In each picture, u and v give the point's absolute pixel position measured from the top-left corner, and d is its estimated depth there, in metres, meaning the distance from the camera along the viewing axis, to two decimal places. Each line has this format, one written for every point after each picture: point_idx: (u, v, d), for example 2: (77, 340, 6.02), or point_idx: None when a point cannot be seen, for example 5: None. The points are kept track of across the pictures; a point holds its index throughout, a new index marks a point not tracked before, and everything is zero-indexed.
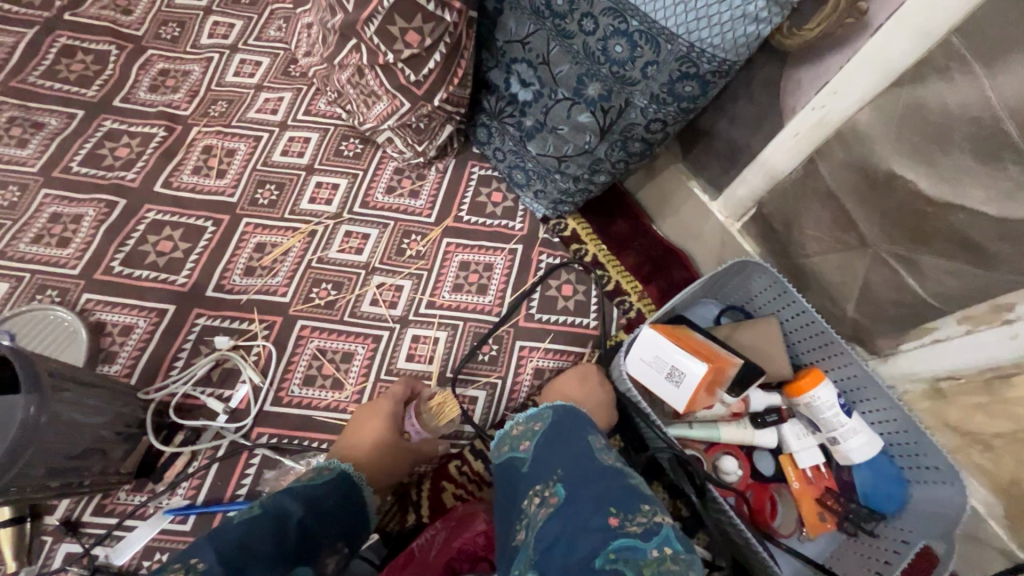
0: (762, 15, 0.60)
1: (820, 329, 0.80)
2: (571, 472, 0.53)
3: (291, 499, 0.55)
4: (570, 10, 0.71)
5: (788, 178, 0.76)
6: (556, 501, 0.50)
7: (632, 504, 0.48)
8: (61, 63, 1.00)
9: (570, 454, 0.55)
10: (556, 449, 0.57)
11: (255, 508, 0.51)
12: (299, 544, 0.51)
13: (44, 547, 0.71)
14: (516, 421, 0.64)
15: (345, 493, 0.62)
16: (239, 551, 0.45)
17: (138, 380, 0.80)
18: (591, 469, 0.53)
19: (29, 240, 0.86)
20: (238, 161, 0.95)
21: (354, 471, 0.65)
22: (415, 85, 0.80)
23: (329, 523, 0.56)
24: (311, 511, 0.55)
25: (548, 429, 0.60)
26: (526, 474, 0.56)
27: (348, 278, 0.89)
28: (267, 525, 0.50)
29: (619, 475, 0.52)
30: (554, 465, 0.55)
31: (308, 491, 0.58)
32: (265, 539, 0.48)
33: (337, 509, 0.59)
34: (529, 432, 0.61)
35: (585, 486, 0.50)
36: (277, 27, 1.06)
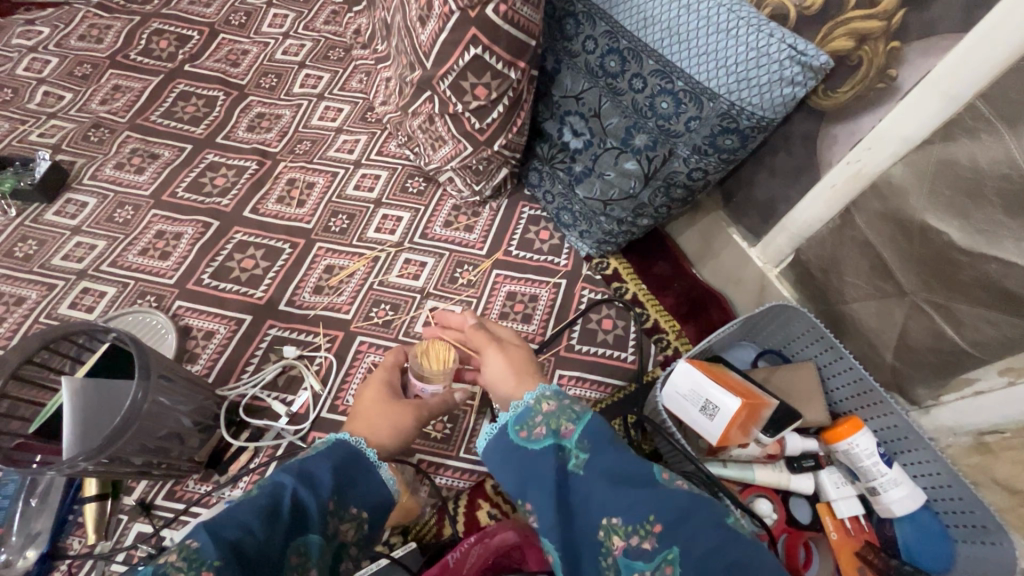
0: (797, 78, 0.66)
1: (858, 376, 0.81)
2: (670, 511, 0.46)
3: (289, 475, 0.52)
4: (622, 70, 0.80)
5: (825, 227, 0.80)
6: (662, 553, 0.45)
7: (632, 511, 0.47)
8: (178, 105, 1.17)
9: (645, 480, 0.49)
10: (622, 457, 0.50)
11: (252, 488, 0.50)
12: (297, 519, 0.50)
13: (120, 524, 0.78)
14: (539, 396, 0.56)
15: (350, 457, 0.58)
16: (236, 534, 0.46)
17: (214, 379, 0.89)
18: (681, 499, 0.47)
19: (137, 252, 0.99)
20: (316, 193, 1.07)
21: (351, 438, 0.61)
22: (478, 131, 0.90)
23: (334, 492, 0.54)
24: (310, 483, 0.53)
25: (588, 426, 0.52)
26: (589, 490, 0.49)
27: (404, 301, 0.97)
28: (260, 503, 0.49)
29: (702, 504, 0.47)
30: (637, 496, 0.47)
31: (304, 464, 0.55)
32: (259, 521, 0.47)
33: (343, 477, 0.56)
34: (567, 413, 0.54)
35: (691, 533, 0.45)
36: (359, 80, 1.21)
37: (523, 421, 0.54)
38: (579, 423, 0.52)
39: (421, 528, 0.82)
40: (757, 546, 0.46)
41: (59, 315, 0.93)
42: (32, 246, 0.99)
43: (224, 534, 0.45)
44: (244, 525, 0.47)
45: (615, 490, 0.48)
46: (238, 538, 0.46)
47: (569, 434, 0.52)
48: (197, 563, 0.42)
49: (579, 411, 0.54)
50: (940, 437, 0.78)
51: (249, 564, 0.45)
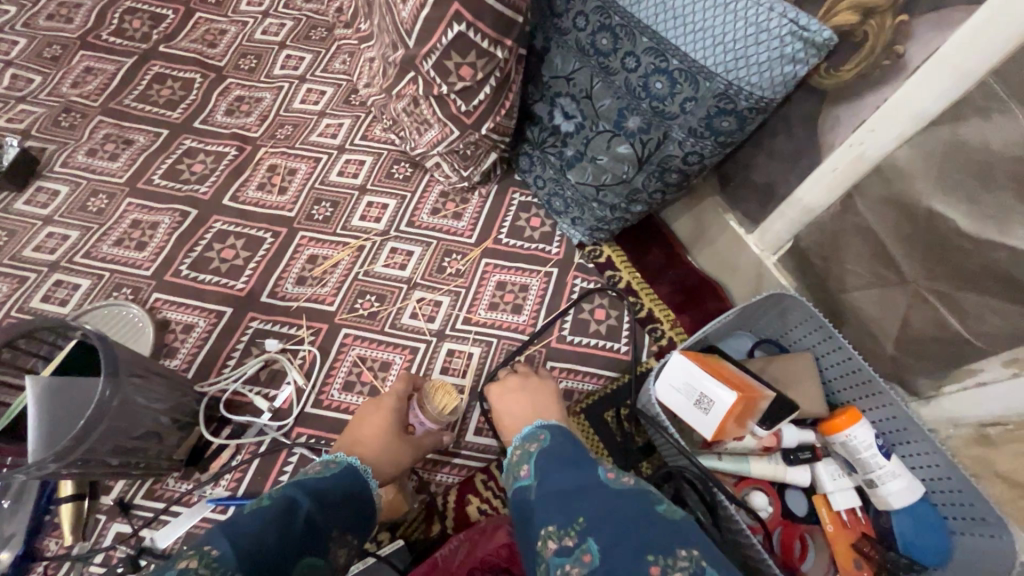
0: (798, 56, 0.63)
1: (857, 366, 0.79)
2: (592, 506, 0.50)
3: (300, 491, 0.53)
4: (614, 49, 0.76)
5: (826, 213, 0.77)
6: (580, 546, 0.47)
7: (565, 515, 0.50)
8: (153, 88, 1.12)
9: (588, 484, 0.53)
10: (564, 472, 0.55)
11: (263, 499, 0.50)
12: (308, 538, 0.49)
13: (98, 525, 0.76)
14: (514, 445, 0.64)
15: (353, 486, 0.60)
16: (254, 542, 0.45)
17: (194, 374, 0.86)
18: (611, 497, 0.51)
19: (111, 243, 0.95)
20: (299, 179, 1.03)
21: (359, 463, 0.63)
22: (465, 115, 0.86)
23: (336, 518, 0.55)
24: (319, 504, 0.53)
25: (547, 451, 0.59)
26: (537, 504, 0.54)
27: (390, 291, 0.94)
28: (276, 515, 0.48)
29: (627, 499, 0.51)
30: (573, 497, 0.52)
31: (313, 485, 0.56)
32: (274, 532, 0.47)
33: (347, 504, 0.57)
34: (529, 451, 0.61)
35: (609, 519, 0.48)
36: (342, 61, 1.16)
37: (506, 471, 0.63)
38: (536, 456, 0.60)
39: (409, 525, 0.80)
40: (675, 527, 0.47)
41: (31, 309, 0.89)
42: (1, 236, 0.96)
43: (242, 542, 0.44)
44: (260, 535, 0.46)
45: (554, 500, 0.52)
46: (256, 547, 0.44)
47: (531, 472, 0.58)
48: (219, 571, 0.41)
49: (539, 447, 0.61)
50: (940, 429, 0.77)
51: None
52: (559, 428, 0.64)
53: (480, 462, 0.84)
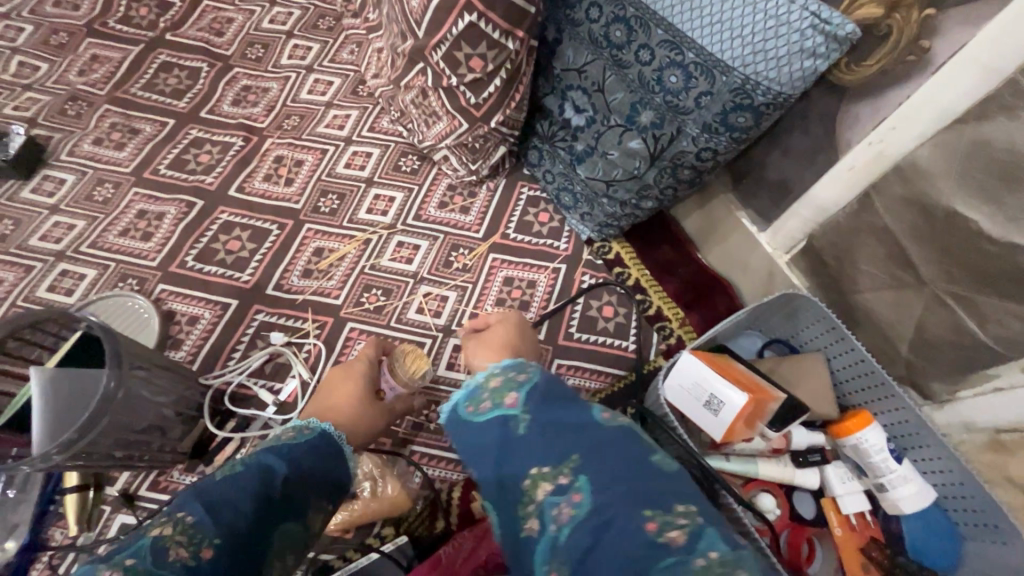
0: (819, 50, 0.61)
1: (869, 368, 0.78)
2: (586, 448, 0.44)
3: (274, 457, 0.52)
4: (628, 42, 0.75)
5: (842, 212, 0.75)
6: (572, 485, 0.42)
7: (552, 456, 0.44)
8: (159, 77, 1.11)
9: (582, 422, 0.46)
10: (551, 408, 0.48)
11: (238, 466, 0.49)
12: (283, 503, 0.49)
13: (103, 516, 0.76)
14: (491, 371, 0.53)
15: (329, 451, 0.59)
16: (228, 511, 0.45)
17: (199, 366, 0.86)
18: (612, 439, 0.45)
19: (117, 233, 0.95)
20: (305, 170, 1.02)
21: (333, 429, 0.62)
22: (474, 107, 0.85)
23: (311, 483, 0.54)
24: (293, 469, 0.53)
25: (536, 390, 0.49)
26: (521, 443, 0.45)
27: (396, 285, 0.93)
28: (250, 482, 0.48)
29: (626, 442, 0.45)
30: (567, 434, 0.45)
31: (290, 449, 0.55)
32: (248, 501, 0.47)
33: (324, 467, 0.56)
34: (511, 384, 0.50)
35: (606, 463, 0.43)
36: (350, 51, 1.15)
37: (471, 396, 0.51)
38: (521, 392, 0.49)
39: (412, 521, 0.80)
40: (675, 480, 0.43)
41: (37, 299, 0.89)
42: (8, 225, 0.95)
43: (219, 511, 0.45)
44: (235, 503, 0.46)
45: (544, 436, 0.45)
46: (231, 515, 0.45)
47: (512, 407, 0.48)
48: (195, 537, 0.42)
49: (523, 384, 0.50)
50: (952, 433, 0.75)
51: (246, 542, 0.44)
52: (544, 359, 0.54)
53: None
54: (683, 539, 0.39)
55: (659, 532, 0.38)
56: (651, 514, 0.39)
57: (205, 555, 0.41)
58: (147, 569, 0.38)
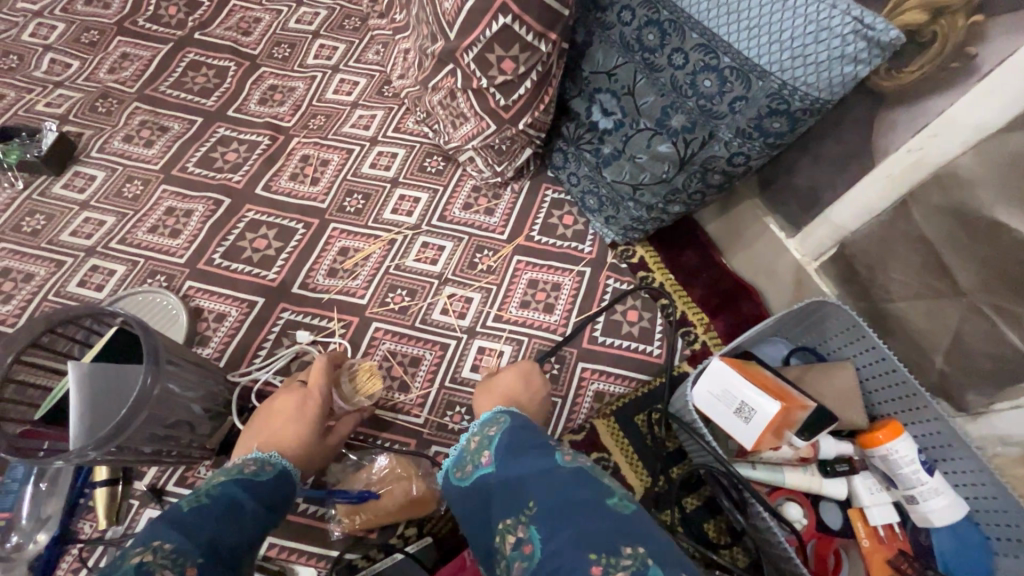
0: (861, 56, 0.60)
1: (901, 379, 0.77)
2: (541, 494, 0.49)
3: (238, 490, 0.54)
4: (661, 45, 0.74)
5: (876, 220, 0.74)
6: (526, 535, 0.47)
7: (517, 506, 0.50)
8: (188, 75, 1.12)
9: (544, 471, 0.52)
10: (516, 460, 0.54)
11: (203, 498, 0.51)
12: (249, 534, 0.51)
13: (131, 510, 0.76)
14: (472, 431, 0.63)
15: (286, 486, 0.61)
16: (203, 539, 0.46)
17: (226, 363, 0.86)
18: (564, 489, 0.49)
19: (146, 229, 0.96)
20: (331, 170, 1.03)
21: (291, 466, 0.64)
22: (503, 109, 0.85)
23: (270, 516, 0.56)
24: (254, 502, 0.54)
25: (505, 438, 0.58)
26: (495, 492, 0.53)
27: (421, 286, 0.93)
28: (218, 513, 0.50)
29: (579, 485, 0.50)
30: (526, 485, 0.51)
31: (250, 482, 0.57)
32: (215, 531, 0.48)
33: (280, 502, 0.59)
34: (485, 441, 0.59)
35: (554, 511, 0.47)
36: (376, 51, 1.15)
37: (459, 462, 0.60)
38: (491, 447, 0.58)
39: (436, 523, 0.79)
40: (617, 520, 0.46)
41: (68, 294, 0.90)
42: (40, 220, 0.96)
43: (195, 537, 0.46)
44: (210, 529, 0.47)
45: (507, 485, 0.52)
46: (207, 540, 0.46)
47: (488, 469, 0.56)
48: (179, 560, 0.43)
49: (493, 437, 0.59)
50: (986, 446, 0.73)
51: (224, 563, 0.46)
52: (520, 416, 0.64)
53: None
54: None
55: (601, 574, 0.40)
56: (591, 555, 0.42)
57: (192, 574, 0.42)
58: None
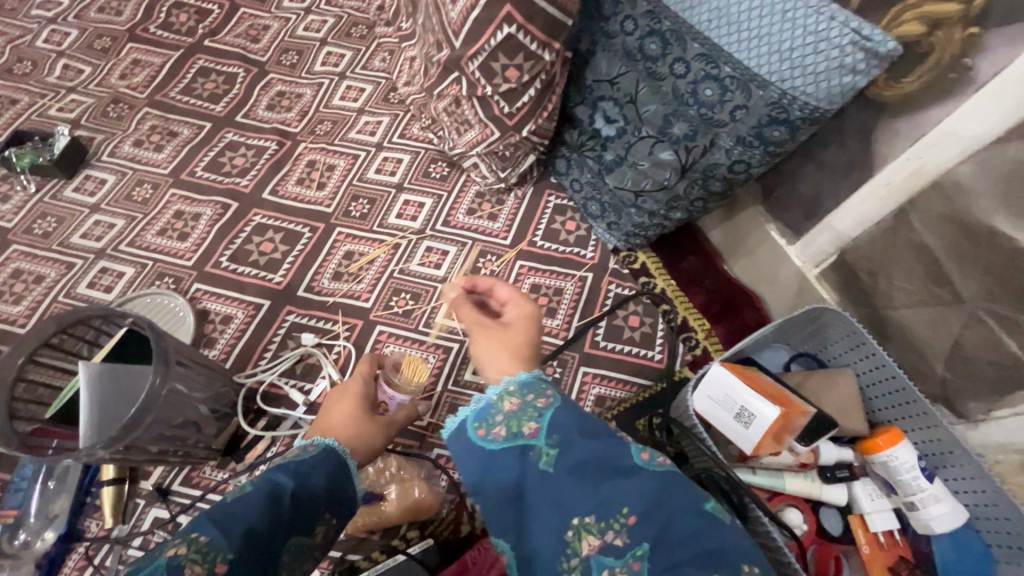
0: (859, 66, 0.61)
1: (900, 385, 0.77)
2: (640, 499, 0.43)
3: (284, 474, 0.54)
4: (663, 54, 0.76)
5: (877, 227, 0.75)
6: (623, 540, 0.42)
7: (604, 510, 0.43)
8: (197, 81, 1.14)
9: (574, 440, 0.46)
10: (589, 450, 0.46)
11: (247, 486, 0.51)
12: (294, 519, 0.51)
13: (137, 509, 0.77)
14: (505, 390, 0.51)
15: (338, 464, 0.60)
16: (240, 527, 0.47)
17: (231, 365, 0.87)
18: (587, 450, 0.46)
19: (155, 232, 0.97)
20: (337, 175, 1.04)
21: (338, 445, 0.62)
22: (507, 116, 0.86)
23: (322, 499, 0.55)
24: (301, 488, 0.54)
25: (557, 416, 0.48)
26: (564, 492, 0.44)
27: (425, 290, 0.94)
28: (258, 500, 0.50)
29: (672, 483, 0.45)
30: (607, 485, 0.44)
31: (300, 465, 0.57)
32: (259, 518, 0.49)
33: (333, 480, 0.58)
34: (529, 411, 0.49)
35: (574, 471, 0.45)
36: (382, 59, 1.17)
37: (483, 417, 0.50)
38: (541, 420, 0.48)
39: (439, 525, 0.80)
40: (640, 484, 0.44)
41: (77, 295, 0.92)
42: (51, 223, 0.98)
43: (230, 527, 0.47)
44: (247, 520, 0.48)
45: (587, 482, 0.44)
46: (244, 530, 0.47)
47: (503, 428, 0.48)
48: (208, 555, 0.44)
49: (542, 408, 0.49)
50: (987, 453, 0.73)
51: (256, 553, 0.47)
52: (554, 384, 0.52)
53: None
54: None
55: None
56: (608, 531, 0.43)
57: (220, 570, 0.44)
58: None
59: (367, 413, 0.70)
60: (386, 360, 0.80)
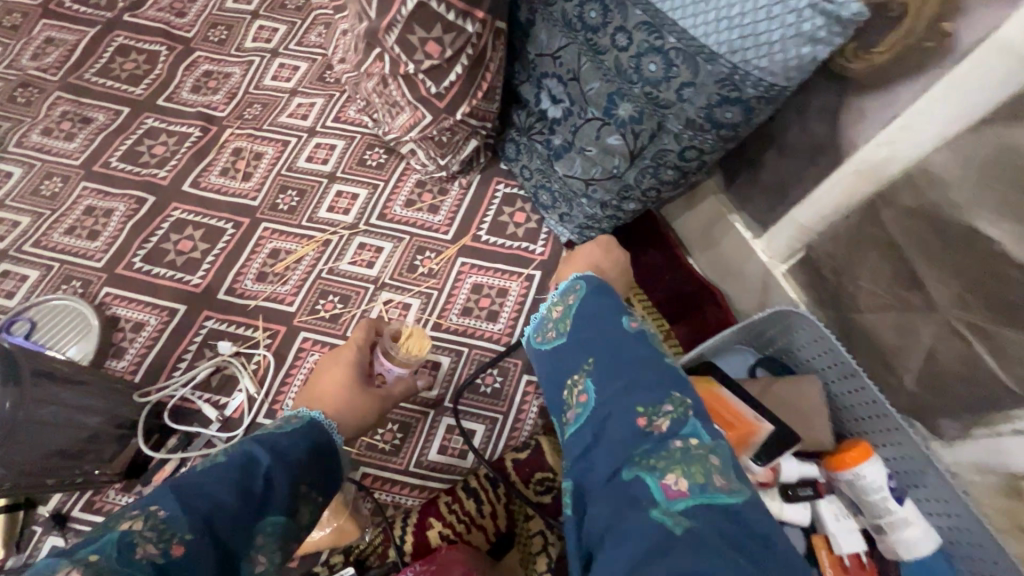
0: (818, 34, 0.51)
1: (870, 397, 0.69)
2: (604, 355, 0.52)
3: (259, 446, 0.49)
4: (603, 24, 0.65)
5: (845, 222, 0.66)
6: (583, 388, 0.52)
7: (580, 363, 0.54)
8: (115, 61, 1.04)
9: (605, 314, 0.56)
10: (588, 327, 0.55)
11: (219, 457, 0.47)
12: (269, 497, 0.46)
13: (33, 538, 0.71)
14: (551, 299, 0.62)
15: (325, 437, 0.54)
16: (206, 505, 0.43)
17: (141, 378, 0.80)
18: (593, 328, 0.55)
19: (62, 231, 0.89)
20: (265, 164, 0.95)
21: (323, 418, 0.58)
22: (436, 97, 0.76)
23: (307, 474, 0.50)
24: (282, 462, 0.49)
25: (579, 303, 0.58)
26: (565, 355, 0.55)
27: (356, 292, 0.86)
28: (230, 473, 0.45)
29: (640, 359, 0.51)
30: (586, 343, 0.54)
31: (278, 437, 0.51)
32: (231, 494, 0.44)
33: (319, 451, 0.53)
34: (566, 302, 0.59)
35: (579, 342, 0.55)
36: (318, 33, 1.07)
37: (540, 327, 0.60)
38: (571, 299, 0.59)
39: (364, 549, 0.73)
40: (615, 346, 0.53)
41: None
42: None
43: (194, 505, 0.42)
44: (216, 496, 0.43)
45: (579, 345, 0.55)
46: (207, 510, 0.42)
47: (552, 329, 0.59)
48: (165, 533, 0.40)
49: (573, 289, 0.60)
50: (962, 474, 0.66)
51: (216, 536, 0.42)
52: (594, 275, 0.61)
53: (445, 483, 0.77)
54: (665, 427, 0.46)
55: (647, 425, 0.46)
56: (682, 435, 0.45)
57: (176, 551, 0.40)
58: (111, 567, 0.38)
59: (360, 382, 0.66)
60: (388, 328, 0.72)
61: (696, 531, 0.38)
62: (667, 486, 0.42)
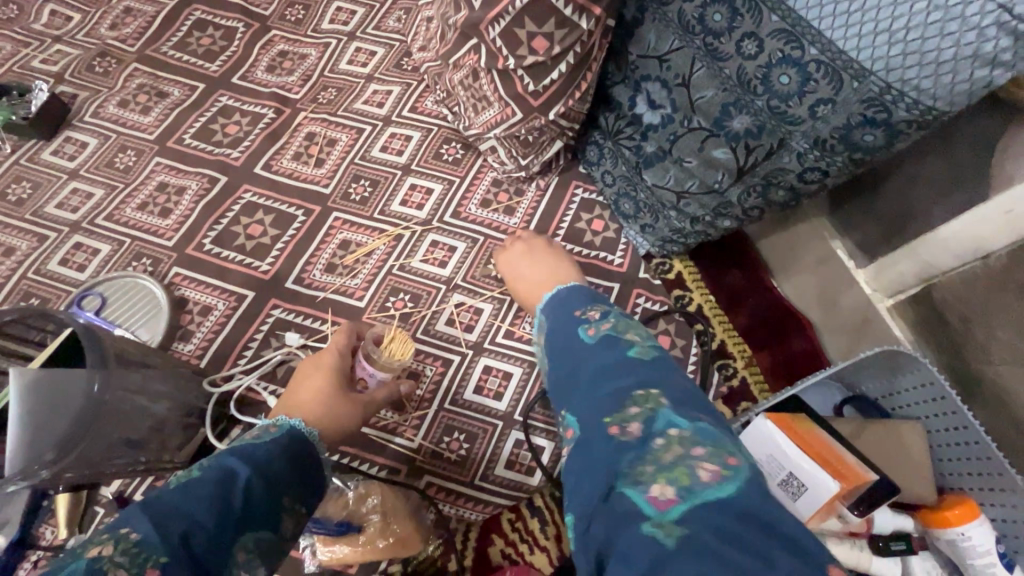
0: (1001, 57, 0.46)
1: (984, 453, 0.64)
2: (573, 377, 0.54)
3: (235, 459, 0.47)
4: (729, 28, 0.60)
5: (981, 263, 0.62)
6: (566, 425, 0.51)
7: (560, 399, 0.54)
8: (192, 35, 1.02)
9: (565, 334, 0.59)
10: (557, 360, 0.57)
11: (193, 471, 0.45)
12: (248, 512, 0.44)
13: (95, 519, 0.70)
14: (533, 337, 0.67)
15: (303, 447, 0.53)
16: (181, 526, 0.40)
17: (207, 364, 0.79)
18: (560, 360, 0.57)
19: (135, 206, 0.88)
20: (338, 151, 0.93)
21: (303, 426, 0.56)
22: (531, 95, 0.72)
23: (285, 486, 0.48)
24: (262, 476, 0.47)
25: (546, 339, 0.61)
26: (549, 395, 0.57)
27: (426, 291, 0.83)
28: (206, 488, 0.43)
29: (603, 363, 0.52)
30: (558, 377, 0.56)
31: (253, 450, 0.50)
32: (207, 513, 0.42)
33: (296, 460, 0.52)
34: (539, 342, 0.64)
35: (555, 378, 0.56)
36: (397, 18, 1.03)
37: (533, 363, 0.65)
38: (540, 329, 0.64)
39: (422, 560, 0.71)
40: (582, 365, 0.54)
41: (48, 272, 0.83)
42: (26, 188, 0.90)
43: (169, 527, 0.39)
44: (193, 515, 0.41)
45: (556, 381, 0.56)
46: (185, 530, 0.40)
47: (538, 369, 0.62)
48: (141, 556, 0.37)
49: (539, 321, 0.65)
50: None
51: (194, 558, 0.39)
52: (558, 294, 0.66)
53: (509, 499, 0.74)
54: (639, 430, 0.45)
55: (618, 432, 0.45)
56: (655, 432, 0.45)
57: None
58: None
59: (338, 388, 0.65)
60: (370, 332, 0.70)
61: (689, 539, 0.36)
62: (655, 499, 0.39)
